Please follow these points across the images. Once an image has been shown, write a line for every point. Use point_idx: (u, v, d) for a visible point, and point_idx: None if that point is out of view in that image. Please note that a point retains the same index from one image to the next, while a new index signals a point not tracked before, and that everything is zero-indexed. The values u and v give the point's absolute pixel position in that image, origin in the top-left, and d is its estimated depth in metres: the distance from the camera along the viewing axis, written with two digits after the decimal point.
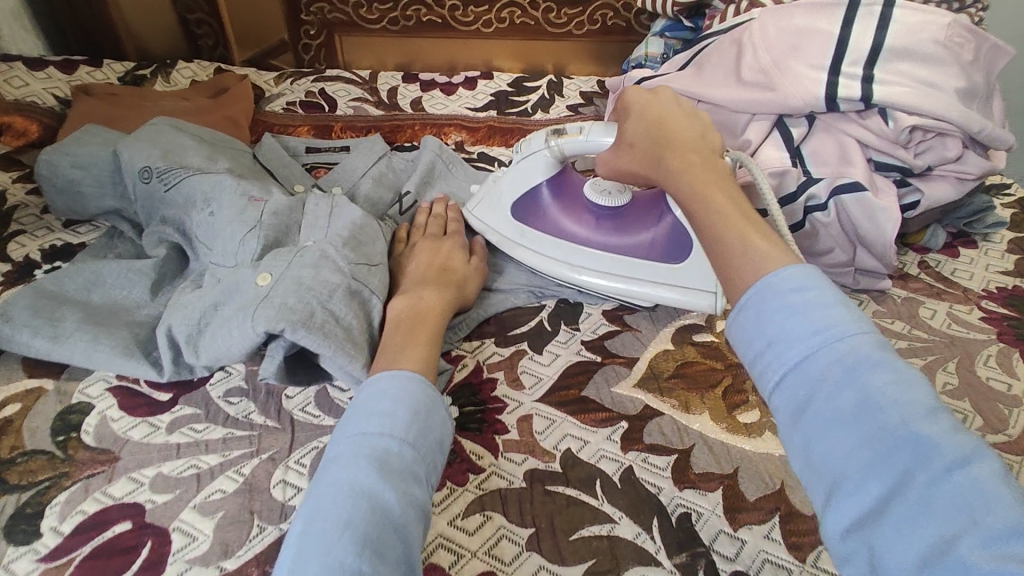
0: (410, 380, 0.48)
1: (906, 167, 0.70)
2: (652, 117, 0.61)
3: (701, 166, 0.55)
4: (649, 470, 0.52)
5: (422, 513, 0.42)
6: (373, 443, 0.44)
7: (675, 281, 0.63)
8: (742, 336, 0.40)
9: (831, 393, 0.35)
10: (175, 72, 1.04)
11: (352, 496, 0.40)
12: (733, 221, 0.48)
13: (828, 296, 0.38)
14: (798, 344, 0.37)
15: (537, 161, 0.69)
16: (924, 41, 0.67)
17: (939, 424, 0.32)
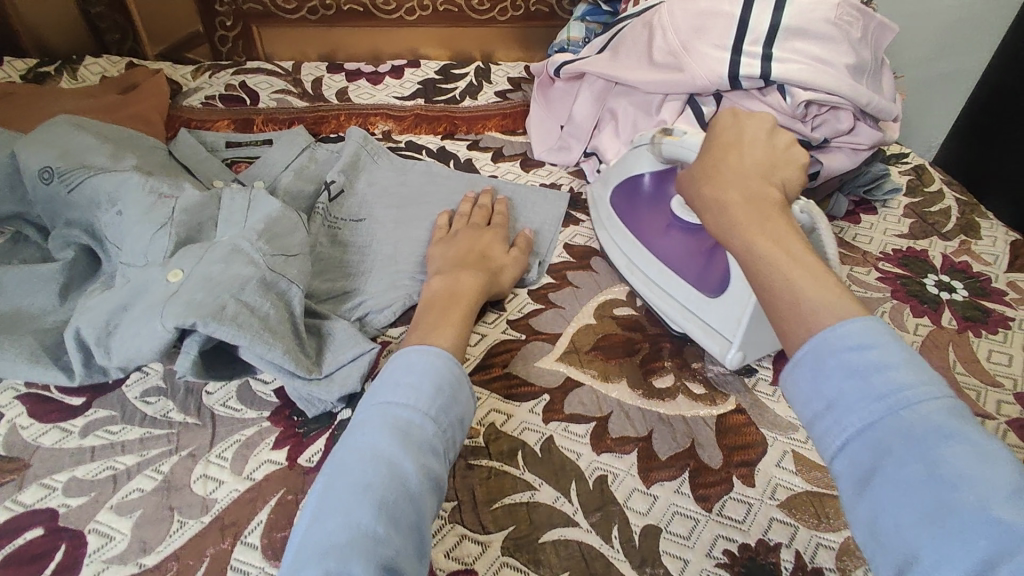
0: (437, 356, 0.49)
1: (805, 140, 0.73)
2: (733, 137, 0.53)
3: (757, 197, 0.46)
4: (569, 438, 0.54)
5: (436, 485, 0.43)
6: (396, 415, 0.45)
7: (703, 315, 0.59)
8: (798, 394, 0.37)
9: (900, 464, 0.31)
10: (82, 67, 0.99)
11: (375, 462, 0.42)
12: (784, 255, 0.41)
13: (894, 354, 0.34)
14: (861, 410, 0.34)
15: (644, 154, 0.68)
16: (818, 21, 0.71)
17: (1022, 509, 0.28)
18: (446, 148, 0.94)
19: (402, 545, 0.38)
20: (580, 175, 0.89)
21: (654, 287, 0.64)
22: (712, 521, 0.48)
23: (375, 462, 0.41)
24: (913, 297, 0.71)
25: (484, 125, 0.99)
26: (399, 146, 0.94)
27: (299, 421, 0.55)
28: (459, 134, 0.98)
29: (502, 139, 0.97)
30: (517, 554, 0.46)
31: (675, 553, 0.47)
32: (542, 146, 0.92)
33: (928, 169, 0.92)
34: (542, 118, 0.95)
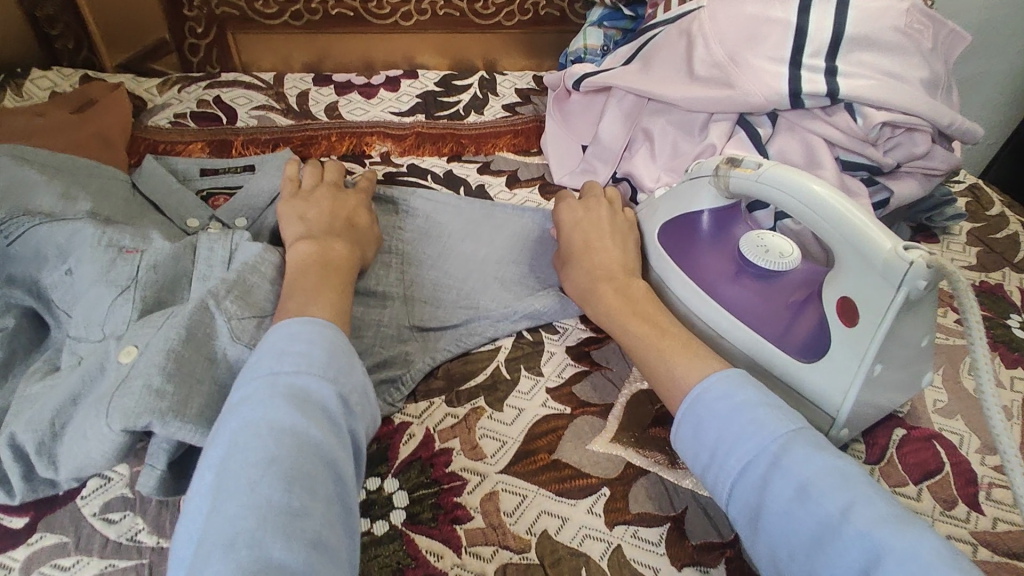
0: (321, 325, 0.44)
1: (874, 165, 0.65)
2: (584, 242, 0.60)
3: (625, 288, 0.56)
4: (639, 547, 0.45)
5: (347, 450, 0.39)
6: (288, 381, 0.39)
7: (795, 382, 0.51)
8: (687, 451, 0.45)
9: (777, 496, 0.39)
10: (28, 83, 0.86)
11: (271, 433, 0.36)
12: (655, 339, 0.52)
13: (753, 397, 0.43)
14: (736, 452, 0.42)
15: (705, 187, 0.59)
16: (885, 29, 0.62)
17: (877, 516, 0.36)
18: (453, 172, 0.84)
19: (324, 519, 0.34)
20: None
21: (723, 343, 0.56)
22: None
23: (269, 436, 0.36)
24: (1000, 343, 0.63)
25: (494, 143, 0.89)
26: (400, 171, 0.83)
27: None
28: (467, 155, 0.87)
29: (515, 160, 0.86)
30: None
31: None
32: (563, 170, 0.82)
33: (985, 189, 0.84)
34: (559, 137, 0.85)
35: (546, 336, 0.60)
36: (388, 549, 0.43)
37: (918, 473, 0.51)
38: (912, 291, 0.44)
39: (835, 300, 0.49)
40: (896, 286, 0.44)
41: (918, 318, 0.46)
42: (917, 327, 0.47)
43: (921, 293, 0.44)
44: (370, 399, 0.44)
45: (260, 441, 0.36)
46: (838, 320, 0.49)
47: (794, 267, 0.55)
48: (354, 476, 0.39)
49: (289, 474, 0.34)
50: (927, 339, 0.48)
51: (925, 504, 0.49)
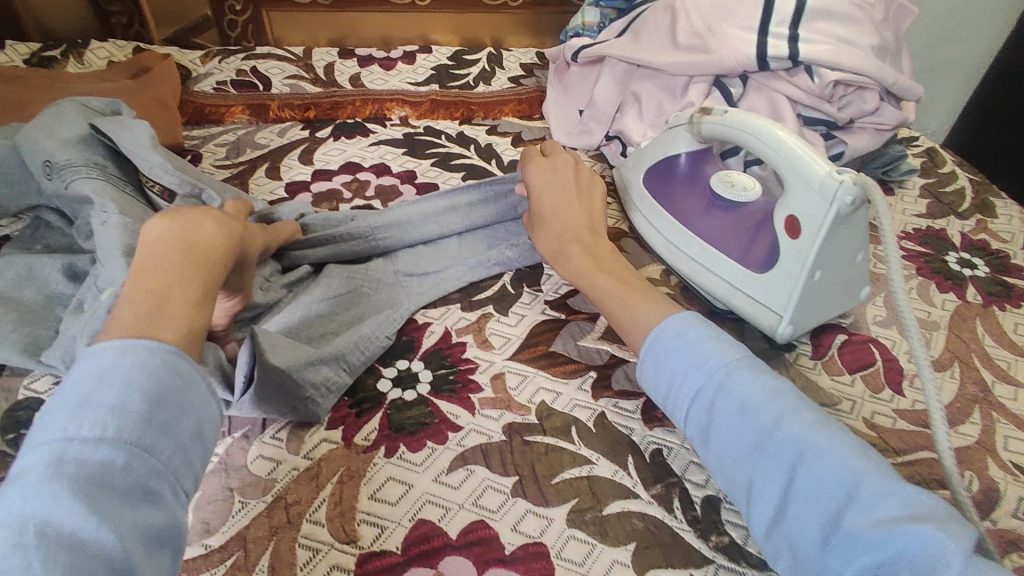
0: (153, 353, 0.36)
1: (830, 120, 0.75)
2: (557, 211, 0.63)
3: (594, 248, 0.61)
4: (619, 413, 0.55)
5: (157, 538, 0.33)
6: (82, 455, 0.32)
7: (752, 292, 0.61)
8: (650, 383, 0.50)
9: (725, 417, 0.45)
10: (88, 52, 0.96)
11: (38, 541, 0.29)
12: (620, 289, 0.57)
13: (703, 334, 0.49)
14: (691, 381, 0.47)
15: (681, 135, 0.69)
16: (841, 2, 0.72)
17: (804, 423, 0.42)
18: (464, 133, 0.94)
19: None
20: (600, 159, 0.88)
21: (695, 263, 0.66)
22: None
23: (35, 544, 0.29)
24: (937, 274, 0.73)
25: (500, 110, 0.99)
26: (418, 132, 0.93)
27: (350, 401, 0.54)
28: (476, 119, 0.97)
29: (520, 124, 0.96)
30: (582, 526, 0.46)
31: (737, 520, 0.47)
32: (560, 131, 0.92)
33: (939, 151, 0.93)
34: (558, 102, 0.95)
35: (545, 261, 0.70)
36: (416, 409, 0.53)
37: (853, 366, 0.61)
38: (841, 206, 0.53)
39: (783, 218, 0.58)
40: (830, 202, 0.54)
41: (850, 232, 0.56)
42: (850, 240, 0.57)
43: (849, 208, 0.54)
44: (207, 442, 0.38)
45: (22, 553, 0.28)
46: (786, 234, 0.58)
47: (755, 200, 0.66)
48: (165, 561, 0.33)
49: None
50: (859, 253, 0.59)
51: (857, 389, 0.59)
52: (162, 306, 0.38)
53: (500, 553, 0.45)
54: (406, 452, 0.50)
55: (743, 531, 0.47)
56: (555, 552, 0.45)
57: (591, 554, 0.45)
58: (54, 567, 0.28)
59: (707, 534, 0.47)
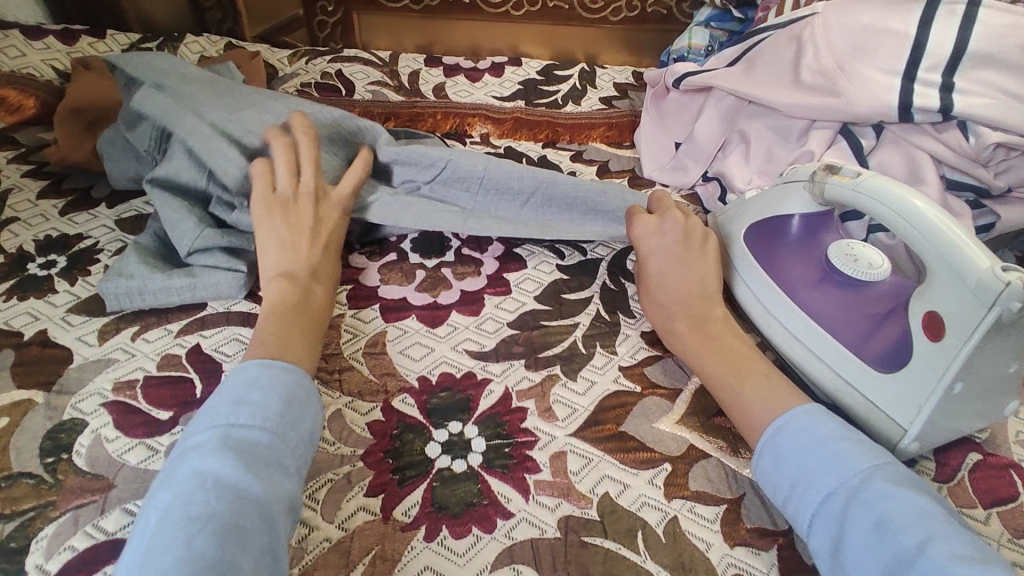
0: (285, 370, 0.46)
1: (983, 187, 0.63)
2: (670, 281, 0.58)
3: (701, 323, 0.56)
4: (695, 521, 0.47)
5: (289, 503, 0.40)
6: (235, 436, 0.41)
7: (872, 394, 0.51)
8: (768, 481, 0.46)
9: (856, 528, 0.40)
10: (183, 46, 0.97)
11: (214, 487, 0.38)
12: (731, 373, 0.52)
13: (839, 431, 0.45)
14: (819, 483, 0.43)
15: (797, 192, 0.60)
16: (1011, 48, 0.60)
17: (961, 550, 0.36)
18: (547, 158, 0.87)
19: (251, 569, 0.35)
20: (694, 201, 0.79)
21: (800, 346, 0.57)
22: None
23: (216, 491, 0.37)
24: None
25: (588, 134, 0.92)
26: (497, 152, 0.88)
27: (394, 465, 0.49)
28: (561, 143, 0.91)
29: (607, 153, 0.89)
30: None
31: None
32: (652, 165, 0.83)
33: None
34: (652, 131, 0.86)
35: (622, 318, 0.63)
36: (462, 484, 0.48)
37: (988, 498, 0.50)
38: (1004, 312, 0.43)
39: (922, 314, 0.49)
40: (988, 306, 0.44)
41: (1008, 340, 0.46)
42: (1005, 350, 0.47)
43: (1013, 316, 0.44)
44: (317, 447, 0.46)
45: (202, 494, 0.37)
46: (922, 332, 0.49)
47: (882, 279, 0.55)
48: (291, 526, 0.40)
49: (226, 527, 0.36)
50: (1013, 365, 0.48)
51: (993, 528, 0.48)
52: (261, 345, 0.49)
53: None
54: (447, 537, 0.45)
55: None
56: None
57: None
58: (226, 502, 0.37)
59: None
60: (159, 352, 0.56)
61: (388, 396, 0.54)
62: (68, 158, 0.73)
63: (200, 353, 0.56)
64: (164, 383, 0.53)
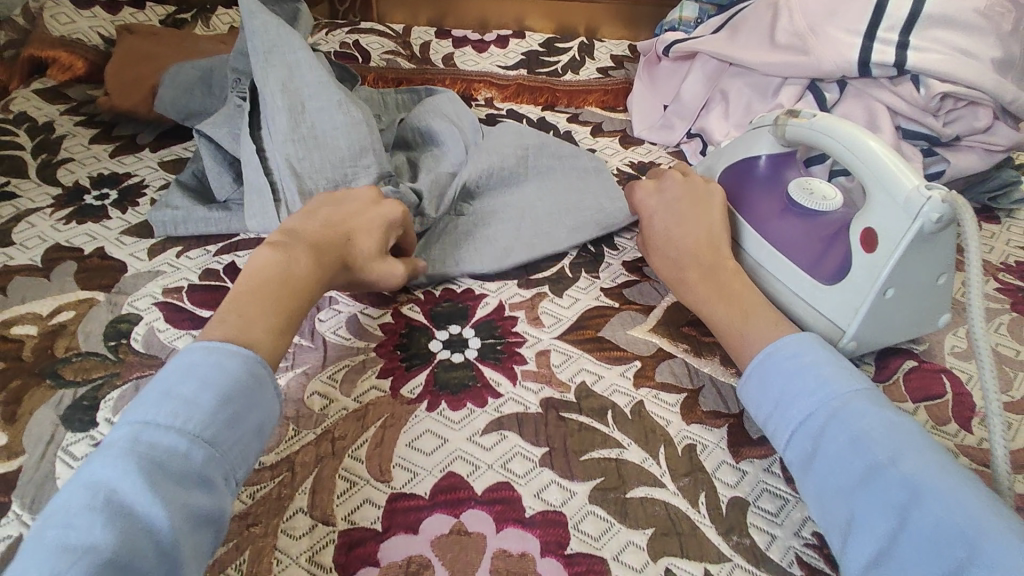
0: (233, 356, 0.45)
1: (933, 135, 0.70)
2: (677, 235, 0.62)
3: (711, 273, 0.59)
4: (658, 405, 0.55)
5: (200, 521, 0.39)
6: (153, 441, 0.40)
7: (818, 302, 0.59)
8: (754, 401, 0.51)
9: (833, 443, 0.45)
10: (215, 17, 1.05)
11: (106, 505, 0.36)
12: (737, 317, 0.55)
13: (822, 359, 0.49)
14: (799, 404, 0.47)
15: (765, 136, 0.68)
16: (966, 9, 0.67)
17: (923, 464, 0.41)
18: (545, 119, 0.95)
19: None
20: (679, 156, 0.86)
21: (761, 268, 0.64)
22: (802, 503, 0.48)
23: (114, 511, 0.36)
24: None
25: (584, 99, 1.00)
26: (500, 113, 0.96)
27: (402, 355, 0.57)
28: (559, 106, 0.98)
29: (601, 116, 0.96)
30: (604, 505, 0.47)
31: (762, 526, 0.47)
32: (642, 125, 0.91)
33: None
34: (643, 95, 0.94)
35: (607, 250, 0.71)
36: (460, 371, 0.56)
37: (919, 395, 0.57)
38: (926, 222, 0.51)
39: (859, 230, 0.56)
40: (913, 217, 0.51)
41: (934, 251, 0.53)
42: (931, 261, 0.54)
43: (934, 226, 0.51)
44: (262, 440, 0.45)
45: (92, 514, 0.36)
46: (861, 246, 0.56)
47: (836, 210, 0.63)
48: (206, 540, 0.39)
49: (106, 559, 0.34)
50: (942, 276, 0.55)
51: (920, 417, 0.56)
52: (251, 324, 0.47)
53: (520, 515, 0.46)
54: (446, 409, 0.53)
55: (768, 537, 0.46)
56: (572, 523, 0.46)
57: (608, 531, 0.46)
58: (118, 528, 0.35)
59: (730, 535, 0.46)
60: (200, 265, 0.64)
61: (397, 305, 0.62)
62: (117, 108, 0.82)
63: (235, 267, 0.64)
64: (206, 289, 0.62)
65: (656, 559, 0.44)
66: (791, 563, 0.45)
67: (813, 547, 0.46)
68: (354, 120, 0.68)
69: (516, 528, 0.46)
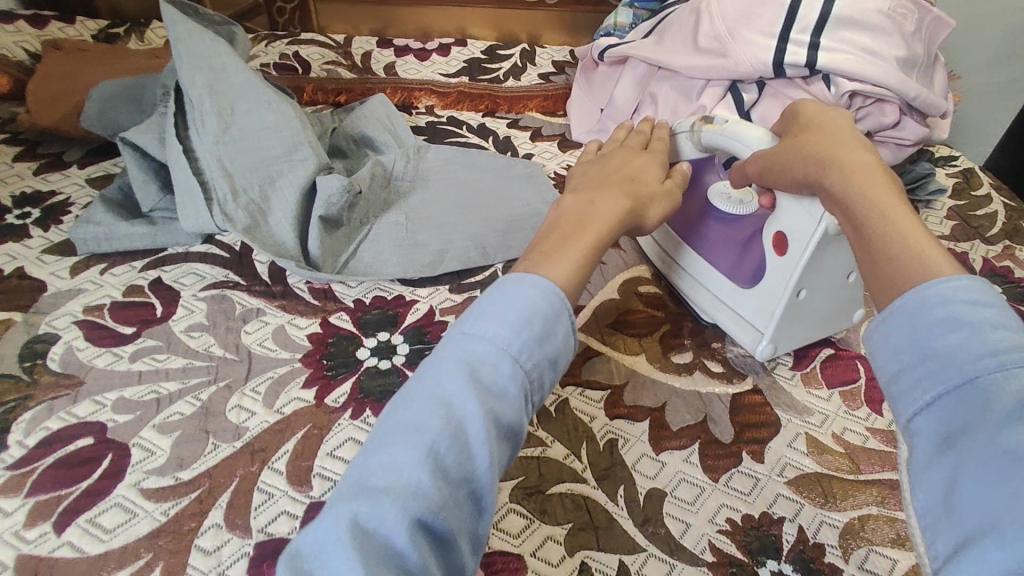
0: (539, 289, 0.38)
1: None
2: (830, 141, 0.49)
3: (876, 182, 0.44)
4: (583, 402, 0.56)
5: (507, 435, 0.35)
6: (469, 348, 0.36)
7: (738, 306, 0.60)
8: (882, 345, 0.34)
9: (1003, 432, 0.26)
10: (148, 31, 1.04)
11: (439, 405, 0.34)
12: (906, 242, 0.38)
13: (1013, 322, 0.30)
14: (965, 367, 0.29)
15: (684, 143, 0.67)
16: (870, 11, 0.70)
17: None
18: (486, 125, 0.96)
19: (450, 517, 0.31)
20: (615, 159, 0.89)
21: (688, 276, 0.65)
22: (717, 491, 0.50)
23: (434, 403, 0.34)
24: None
25: (525, 104, 1.01)
26: (440, 120, 0.96)
27: (328, 364, 0.57)
28: (500, 112, 1.00)
29: (541, 121, 0.98)
30: (524, 503, 0.48)
31: (678, 515, 0.48)
32: (580, 129, 0.93)
33: (977, 174, 0.90)
34: (583, 101, 0.96)
35: None
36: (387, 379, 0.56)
37: (835, 381, 0.59)
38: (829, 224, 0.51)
39: (772, 232, 0.57)
40: (817, 220, 0.52)
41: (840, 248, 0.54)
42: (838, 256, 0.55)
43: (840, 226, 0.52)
44: (559, 371, 0.38)
45: (422, 417, 0.33)
46: (774, 249, 0.57)
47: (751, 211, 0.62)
48: (506, 455, 0.35)
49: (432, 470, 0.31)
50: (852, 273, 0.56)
51: (834, 403, 0.57)
52: (560, 247, 0.44)
53: None
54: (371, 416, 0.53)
55: (682, 526, 0.47)
56: (491, 523, 0.47)
57: (528, 528, 0.46)
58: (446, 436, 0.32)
59: (645, 525, 0.47)
60: (124, 282, 0.63)
61: (326, 314, 0.62)
62: (40, 125, 0.80)
63: (161, 283, 0.64)
64: (129, 306, 0.61)
65: (572, 553, 0.45)
66: (703, 550, 0.46)
67: (725, 533, 0.47)
68: (286, 118, 0.69)
69: None
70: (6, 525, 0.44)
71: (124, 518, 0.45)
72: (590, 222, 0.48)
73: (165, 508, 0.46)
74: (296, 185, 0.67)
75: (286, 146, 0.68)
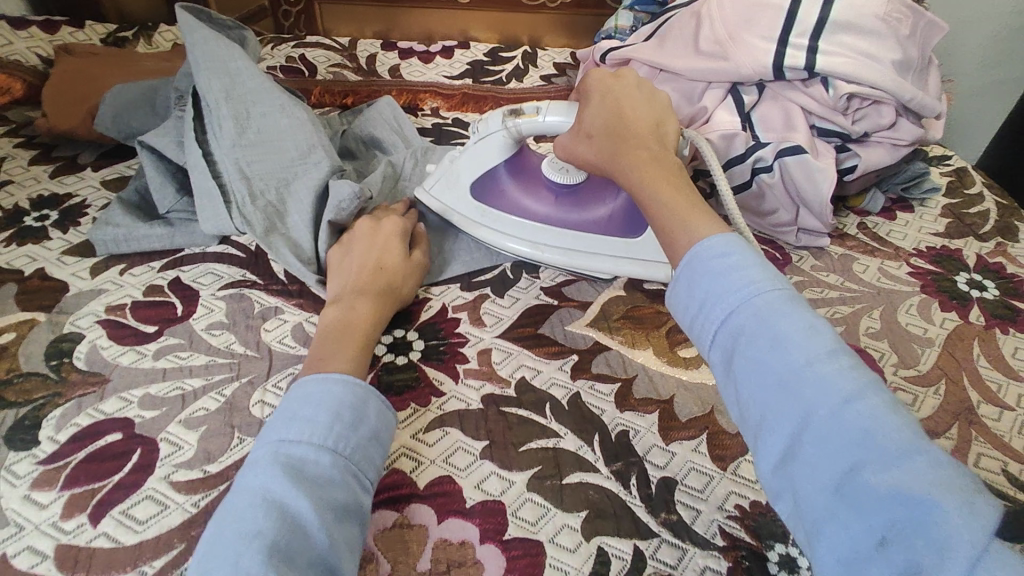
0: (340, 381, 0.48)
1: (844, 133, 0.76)
2: (614, 115, 0.60)
3: (659, 157, 0.57)
4: (594, 395, 0.58)
5: (342, 513, 0.42)
6: (290, 450, 0.44)
7: (635, 254, 0.67)
8: (679, 304, 0.47)
9: (750, 344, 0.41)
10: (157, 35, 1.05)
11: (265, 503, 0.40)
12: (679, 209, 0.51)
13: (748, 259, 0.44)
14: (723, 304, 0.43)
15: (496, 141, 0.70)
16: (867, 17, 0.72)
17: (837, 362, 0.38)
18: None
19: None
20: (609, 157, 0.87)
21: (573, 253, 0.69)
22: (725, 479, 0.52)
23: (265, 506, 0.40)
24: (943, 293, 0.72)
25: None
26: (446, 122, 0.98)
27: None
28: None
29: None
30: (541, 492, 0.50)
31: (689, 503, 0.50)
32: None
33: (970, 172, 0.92)
34: None
35: None
36: (405, 373, 0.59)
37: None
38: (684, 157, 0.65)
39: None
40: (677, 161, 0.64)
41: None
42: None
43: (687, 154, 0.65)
44: (382, 444, 0.48)
45: (260, 513, 0.40)
46: None
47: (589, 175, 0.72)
48: (351, 530, 0.42)
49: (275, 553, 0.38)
50: None
51: None
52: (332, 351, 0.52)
53: (460, 506, 0.49)
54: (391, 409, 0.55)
55: (694, 512, 0.49)
56: (511, 511, 0.49)
57: (545, 516, 0.48)
58: (282, 524, 0.39)
59: (658, 512, 0.49)
60: (144, 282, 0.65)
61: None
62: (57, 129, 0.82)
63: (180, 283, 0.65)
64: (151, 305, 0.62)
65: (589, 539, 0.47)
66: (714, 535, 0.48)
67: (734, 519, 0.49)
68: (300, 122, 0.70)
69: (457, 518, 0.48)
70: (42, 517, 0.46)
71: (156, 509, 0.46)
72: (351, 325, 0.55)
73: (195, 501, 0.47)
74: (310, 188, 0.68)
75: (299, 150, 0.70)
